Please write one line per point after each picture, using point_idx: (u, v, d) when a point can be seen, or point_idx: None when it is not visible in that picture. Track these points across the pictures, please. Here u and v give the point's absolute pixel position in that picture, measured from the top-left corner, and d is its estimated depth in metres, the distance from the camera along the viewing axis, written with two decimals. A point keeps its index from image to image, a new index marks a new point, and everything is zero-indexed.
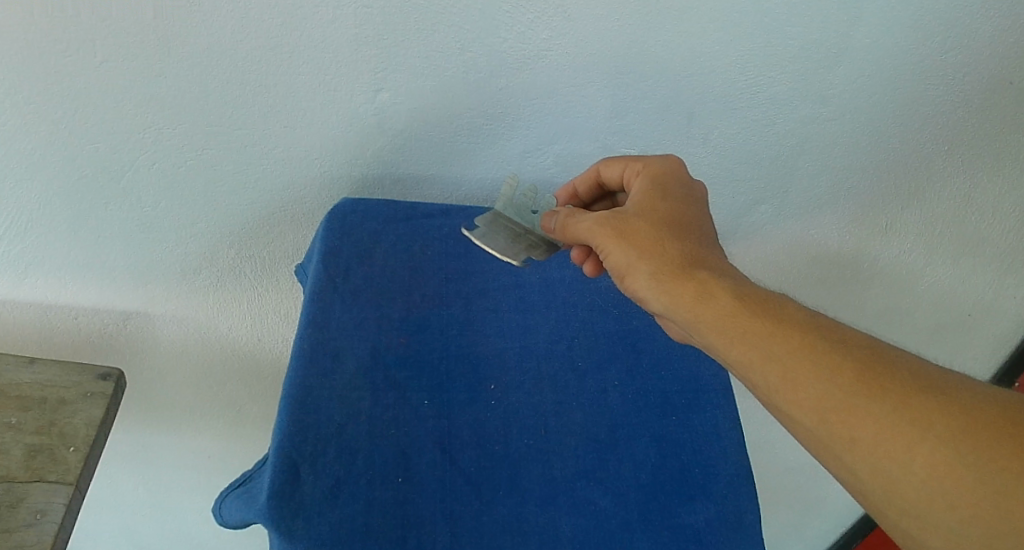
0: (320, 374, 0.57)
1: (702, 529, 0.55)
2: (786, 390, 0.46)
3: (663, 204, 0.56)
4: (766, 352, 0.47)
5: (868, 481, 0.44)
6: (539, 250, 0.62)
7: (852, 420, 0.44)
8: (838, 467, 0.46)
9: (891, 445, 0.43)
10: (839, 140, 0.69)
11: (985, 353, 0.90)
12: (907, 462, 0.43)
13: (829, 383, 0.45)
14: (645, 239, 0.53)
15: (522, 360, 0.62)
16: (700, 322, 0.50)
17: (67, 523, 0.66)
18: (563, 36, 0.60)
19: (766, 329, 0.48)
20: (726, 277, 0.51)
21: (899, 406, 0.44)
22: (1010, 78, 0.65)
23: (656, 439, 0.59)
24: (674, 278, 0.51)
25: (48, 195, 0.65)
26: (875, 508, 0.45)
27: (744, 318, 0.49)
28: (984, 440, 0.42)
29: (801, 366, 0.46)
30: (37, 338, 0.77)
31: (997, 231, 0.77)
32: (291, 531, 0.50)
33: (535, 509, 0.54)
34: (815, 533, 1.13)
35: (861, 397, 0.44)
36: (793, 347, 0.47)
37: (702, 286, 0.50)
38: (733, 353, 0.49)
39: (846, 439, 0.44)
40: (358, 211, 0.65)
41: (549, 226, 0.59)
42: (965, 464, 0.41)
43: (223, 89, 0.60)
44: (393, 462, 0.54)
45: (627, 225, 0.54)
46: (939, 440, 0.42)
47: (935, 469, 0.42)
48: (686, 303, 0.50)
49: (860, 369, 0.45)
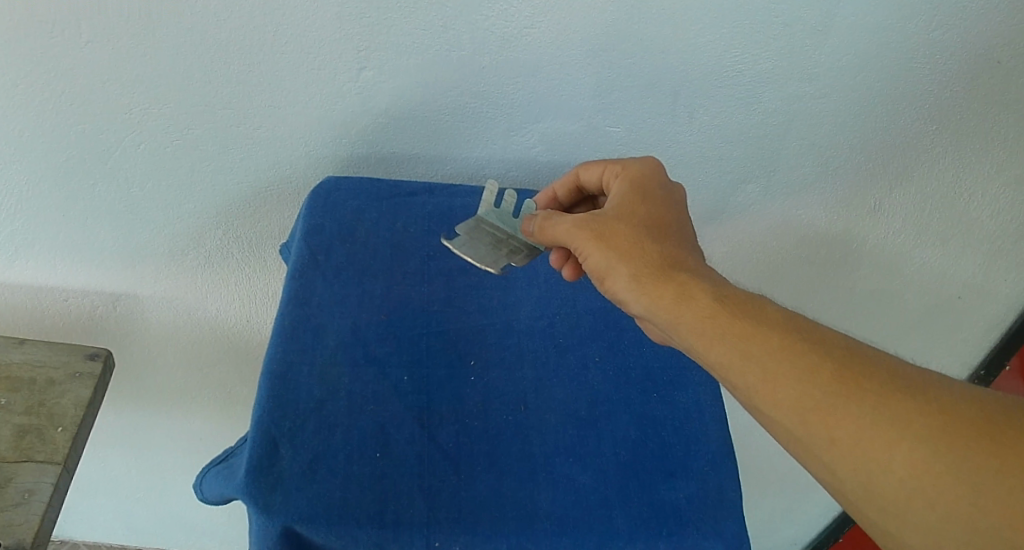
0: (300, 350, 0.57)
1: (682, 506, 0.54)
2: (765, 391, 0.45)
3: (642, 206, 0.55)
4: (744, 352, 0.46)
5: (847, 480, 0.43)
6: (521, 255, 0.58)
7: (831, 421, 0.43)
8: (817, 466, 0.45)
9: (870, 446, 0.42)
10: (827, 119, 0.68)
11: (976, 336, 0.89)
12: (887, 462, 0.42)
13: (808, 383, 0.44)
14: (623, 240, 0.53)
15: (502, 337, 0.62)
16: (679, 322, 0.49)
17: (55, 503, 0.67)
18: (545, 13, 0.60)
19: (745, 331, 0.47)
20: (704, 278, 0.50)
21: (880, 406, 0.43)
22: (1000, 57, 0.64)
23: (637, 416, 0.59)
24: (653, 279, 0.50)
25: (35, 176, 0.65)
26: (854, 506, 0.44)
27: (721, 318, 0.48)
28: (964, 440, 0.41)
29: (780, 367, 0.45)
30: (31, 321, 0.78)
31: (988, 212, 0.76)
32: (269, 505, 0.49)
33: (513, 485, 0.53)
34: (804, 518, 1.13)
35: (840, 398, 0.43)
36: (773, 348, 0.46)
37: (680, 287, 0.50)
38: (711, 354, 0.48)
39: (826, 439, 0.44)
40: (341, 190, 0.66)
41: (526, 234, 0.58)
42: (945, 464, 0.41)
43: (205, 68, 0.60)
44: (371, 438, 0.54)
45: (606, 228, 0.53)
46: (918, 440, 0.42)
47: (914, 468, 0.41)
48: (665, 304, 0.49)
49: (838, 370, 0.44)
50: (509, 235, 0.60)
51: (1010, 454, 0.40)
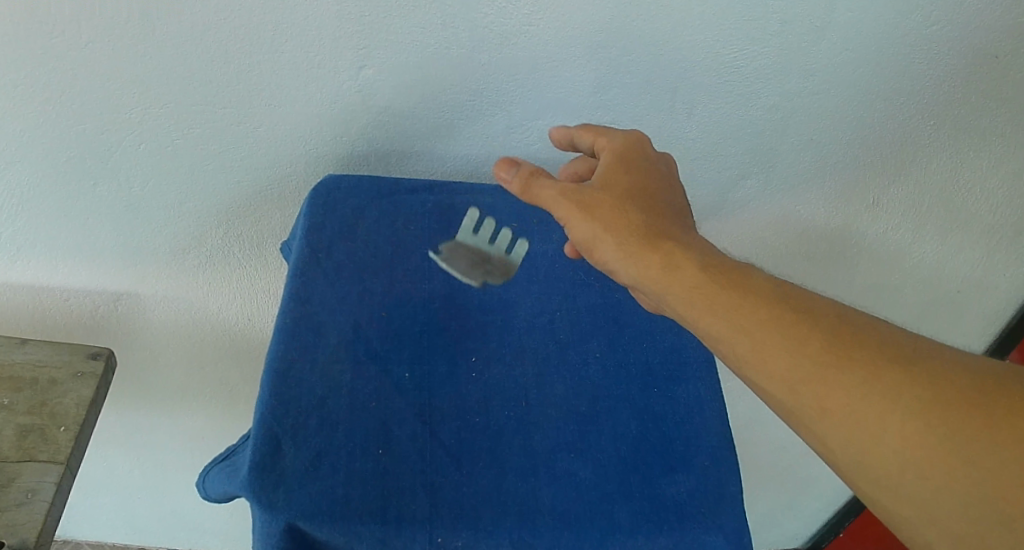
0: (302, 347, 0.57)
1: (683, 500, 0.54)
2: (756, 362, 0.46)
3: (628, 178, 0.55)
4: (734, 325, 0.46)
5: (841, 452, 0.44)
6: (496, 272, 0.61)
7: (823, 393, 0.44)
8: (810, 437, 0.45)
9: (863, 417, 0.43)
10: (826, 114, 0.68)
11: (975, 329, 0.90)
12: (880, 434, 0.42)
13: (798, 355, 0.45)
14: (610, 211, 0.52)
15: (503, 333, 0.62)
16: (669, 295, 0.49)
17: (58, 503, 0.67)
18: (543, 10, 0.60)
19: (734, 302, 0.47)
20: (693, 250, 0.50)
21: (870, 377, 0.43)
22: (998, 53, 0.64)
23: (637, 411, 0.59)
24: (643, 251, 0.50)
25: (37, 176, 0.65)
26: (849, 479, 0.44)
27: (712, 291, 0.48)
28: (956, 412, 0.41)
29: (770, 339, 0.45)
30: (33, 320, 0.78)
31: (986, 206, 0.77)
32: (272, 502, 0.50)
33: (514, 481, 0.54)
34: (806, 512, 1.13)
35: (830, 369, 0.44)
36: (762, 321, 0.46)
37: (670, 260, 0.49)
38: (702, 327, 0.48)
39: (817, 410, 0.44)
40: (342, 188, 0.66)
41: (501, 180, 0.56)
42: (938, 436, 0.41)
43: (206, 68, 0.60)
44: (373, 435, 0.54)
45: (592, 198, 0.53)
46: (908, 411, 0.42)
47: (908, 440, 0.41)
48: (656, 277, 0.49)
49: (828, 341, 0.45)
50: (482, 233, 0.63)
51: (1000, 426, 0.40)
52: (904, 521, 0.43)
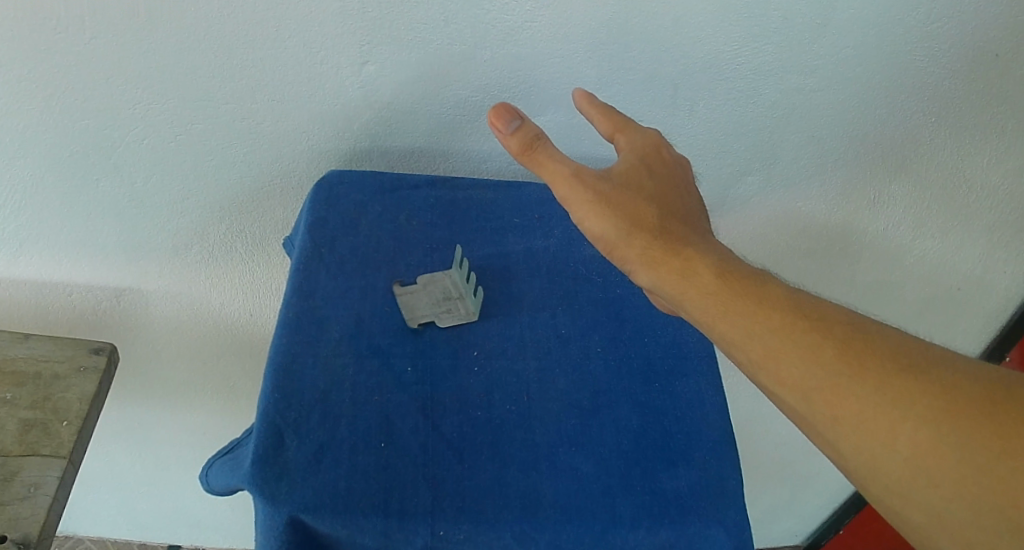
0: (305, 341, 0.58)
1: (684, 494, 0.54)
2: (771, 368, 0.46)
3: (648, 178, 0.54)
4: (749, 330, 0.47)
5: (851, 457, 0.44)
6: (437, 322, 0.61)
7: (836, 399, 0.44)
8: (821, 442, 0.46)
9: (874, 423, 0.43)
10: (827, 111, 0.69)
11: (975, 327, 0.90)
12: (891, 441, 0.42)
13: (812, 361, 0.45)
14: (629, 211, 0.52)
15: (505, 328, 0.62)
16: (685, 299, 0.49)
17: (61, 497, 0.67)
18: (546, 7, 0.60)
19: (750, 308, 0.47)
20: (709, 254, 0.50)
21: (881, 385, 0.43)
22: (998, 50, 0.64)
23: (638, 405, 0.59)
24: (660, 255, 0.50)
25: (40, 171, 0.66)
26: (859, 484, 0.45)
27: (727, 296, 0.48)
28: (966, 421, 0.41)
29: (785, 345, 0.46)
30: (36, 315, 0.78)
31: (987, 203, 0.77)
32: (275, 495, 0.50)
33: (516, 474, 0.54)
34: (805, 508, 1.14)
35: (844, 376, 0.44)
36: (778, 327, 0.46)
37: (687, 265, 0.50)
38: (717, 331, 0.48)
39: (830, 418, 0.44)
40: (344, 183, 0.67)
41: (495, 133, 0.53)
42: (948, 444, 0.41)
43: (210, 63, 0.60)
44: (376, 428, 0.54)
45: (611, 194, 0.52)
46: (920, 419, 0.42)
47: (918, 447, 0.42)
48: (671, 282, 0.50)
49: (842, 348, 0.45)
50: (466, 288, 0.62)
51: (1011, 435, 0.40)
52: (913, 527, 0.43)
